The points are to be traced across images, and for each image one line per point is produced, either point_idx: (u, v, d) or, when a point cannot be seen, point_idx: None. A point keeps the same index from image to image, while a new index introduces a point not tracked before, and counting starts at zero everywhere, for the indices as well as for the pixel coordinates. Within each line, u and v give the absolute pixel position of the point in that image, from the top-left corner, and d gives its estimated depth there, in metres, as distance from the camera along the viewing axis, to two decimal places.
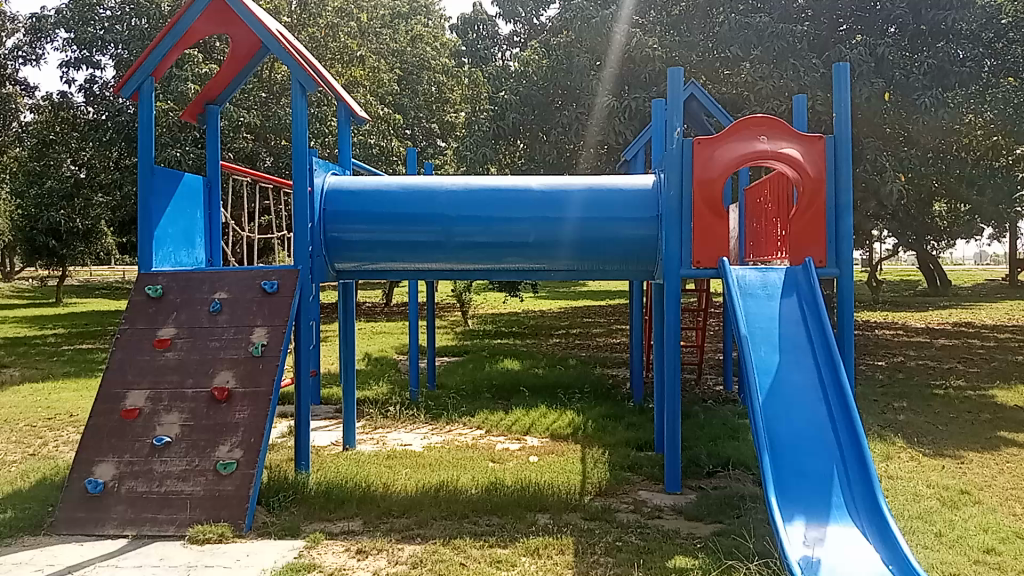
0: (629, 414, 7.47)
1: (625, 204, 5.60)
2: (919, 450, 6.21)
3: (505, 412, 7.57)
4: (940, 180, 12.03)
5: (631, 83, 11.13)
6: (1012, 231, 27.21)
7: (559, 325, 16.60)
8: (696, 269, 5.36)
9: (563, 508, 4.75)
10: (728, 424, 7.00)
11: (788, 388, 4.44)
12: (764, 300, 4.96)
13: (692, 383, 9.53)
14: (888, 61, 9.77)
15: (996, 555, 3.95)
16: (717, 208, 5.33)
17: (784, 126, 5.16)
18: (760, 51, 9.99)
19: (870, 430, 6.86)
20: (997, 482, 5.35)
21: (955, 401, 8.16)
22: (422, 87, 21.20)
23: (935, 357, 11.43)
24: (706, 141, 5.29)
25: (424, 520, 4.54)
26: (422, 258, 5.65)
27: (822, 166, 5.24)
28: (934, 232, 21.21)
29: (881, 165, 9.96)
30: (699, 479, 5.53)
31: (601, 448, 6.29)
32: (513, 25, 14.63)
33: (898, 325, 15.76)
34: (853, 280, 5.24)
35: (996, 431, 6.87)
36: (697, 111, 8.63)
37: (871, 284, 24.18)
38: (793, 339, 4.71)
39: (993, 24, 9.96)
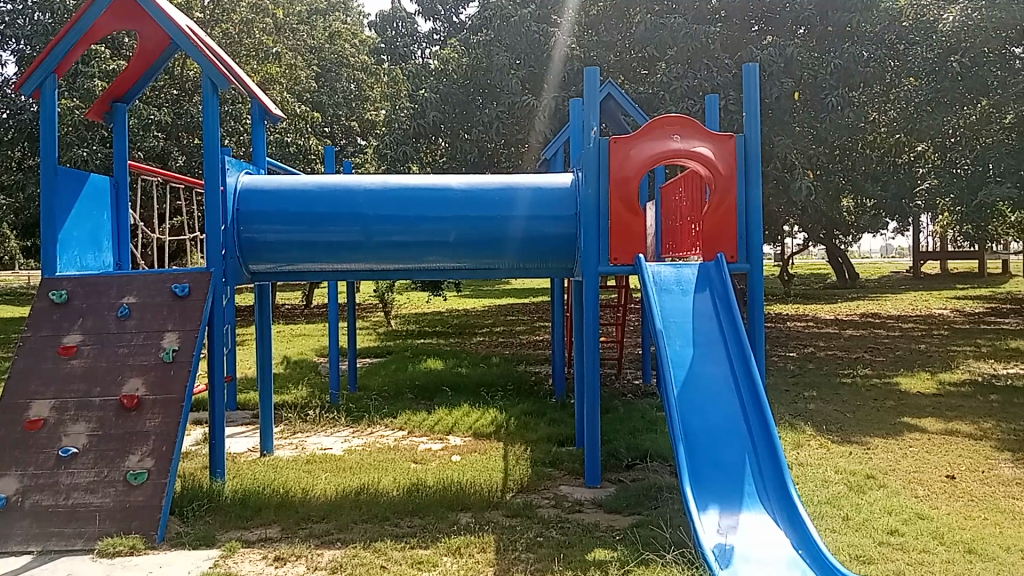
0: (551, 410, 7.54)
1: (548, 203, 5.64)
2: (827, 438, 6.44)
3: (427, 412, 7.54)
4: (848, 177, 12.55)
5: (550, 82, 11.32)
6: (914, 226, 28.43)
7: (482, 324, 16.72)
8: (614, 266, 5.46)
9: (486, 506, 4.77)
10: (647, 417, 7.13)
11: (702, 380, 4.56)
12: (679, 295, 5.09)
13: (613, 378, 9.65)
14: (798, 62, 10.00)
15: (899, 536, 4.13)
16: (633, 205, 5.44)
17: (696, 126, 5.31)
18: (674, 51, 10.27)
19: (782, 419, 7.07)
20: (901, 466, 5.59)
21: (862, 389, 8.49)
22: (340, 84, 21.05)
23: (844, 348, 11.87)
24: (621, 141, 5.40)
25: (345, 524, 4.49)
26: (339, 258, 5.59)
27: (733, 165, 5.39)
28: (842, 228, 22.06)
29: (790, 162, 10.24)
30: (619, 473, 5.63)
31: (523, 444, 6.33)
32: (432, 23, 14.64)
33: (809, 318, 16.32)
34: (763, 274, 5.40)
35: (900, 417, 7.19)
36: (614, 110, 8.69)
37: (782, 279, 24.98)
38: (706, 333, 4.83)
39: (894, 27, 10.33)
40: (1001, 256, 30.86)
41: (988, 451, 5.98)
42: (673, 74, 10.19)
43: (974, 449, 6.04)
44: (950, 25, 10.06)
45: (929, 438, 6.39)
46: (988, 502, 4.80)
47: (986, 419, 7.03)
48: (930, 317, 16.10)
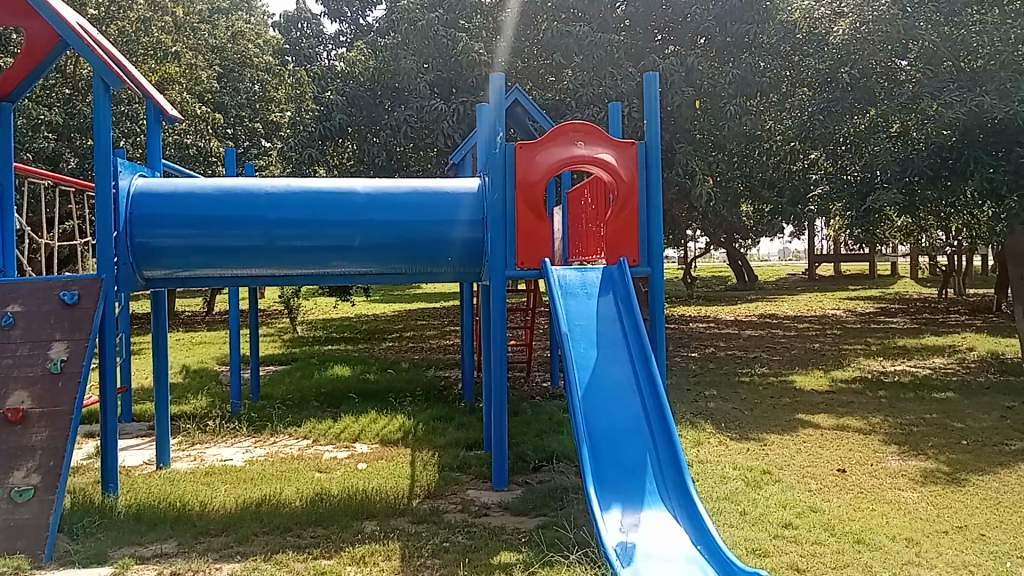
0: (459, 415, 7.54)
1: (452, 208, 5.65)
2: (726, 435, 6.64)
3: (333, 420, 7.43)
4: (746, 182, 12.98)
5: (458, 86, 11.36)
6: (809, 230, 29.62)
7: (392, 329, 16.60)
8: (520, 270, 5.51)
9: (391, 513, 4.73)
10: (554, 419, 7.21)
11: (605, 382, 4.64)
12: (583, 299, 5.18)
13: (522, 381, 9.72)
14: (698, 71, 10.32)
15: (793, 529, 4.30)
16: (538, 210, 5.51)
17: (598, 132, 5.41)
18: (580, 58, 10.43)
19: (684, 418, 7.26)
20: (795, 461, 5.81)
21: (759, 388, 8.79)
22: (243, 85, 20.52)
23: (743, 348, 12.28)
24: (526, 146, 5.46)
25: (245, 536, 4.38)
26: (239, 263, 5.46)
27: (634, 171, 5.52)
28: (742, 231, 22.81)
29: (691, 168, 10.46)
30: (526, 475, 5.67)
31: (430, 450, 6.31)
32: (338, 24, 14.43)
33: (711, 319, 16.79)
34: (664, 278, 5.54)
35: (795, 414, 7.48)
36: (521, 116, 8.65)
37: (685, 281, 25.66)
38: (609, 336, 4.92)
39: (789, 39, 10.85)
40: (889, 259, 32.42)
41: (875, 444, 6.28)
42: (579, 81, 10.35)
43: (863, 443, 6.34)
44: (841, 38, 10.09)
45: (822, 433, 6.67)
46: (875, 493, 5.04)
47: (875, 414, 7.38)
48: (824, 317, 16.79)
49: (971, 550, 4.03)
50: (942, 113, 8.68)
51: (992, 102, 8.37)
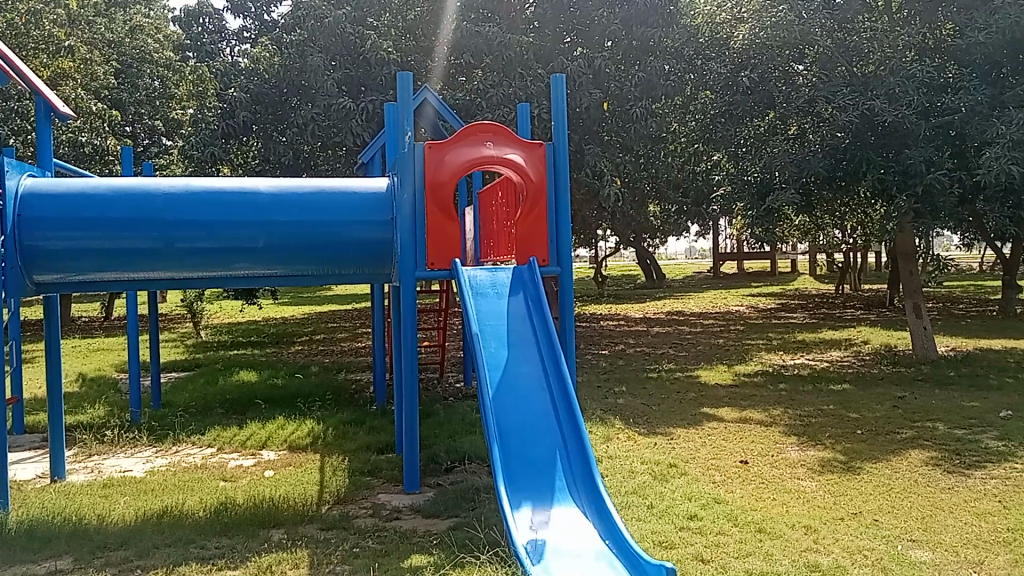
0: (370, 418, 7.47)
1: (359, 208, 5.58)
2: (635, 430, 6.77)
3: (239, 427, 7.25)
4: (653, 183, 13.26)
5: (366, 84, 11.17)
6: (714, 230, 30.46)
7: (301, 332, 16.32)
8: (430, 271, 5.49)
9: (299, 521, 4.65)
10: (466, 420, 7.22)
11: (515, 381, 4.67)
12: (493, 298, 5.20)
13: (434, 382, 9.70)
14: (604, 73, 10.56)
15: (698, 521, 4.42)
16: (448, 210, 5.50)
17: (507, 133, 5.45)
18: (490, 59, 10.52)
19: (594, 415, 7.38)
20: (700, 454, 5.98)
21: (667, 383, 9.00)
22: (143, 81, 19.80)
23: (651, 344, 12.55)
24: (435, 146, 5.45)
25: (145, 549, 4.23)
26: (138, 266, 5.28)
27: (543, 171, 5.58)
28: (650, 230, 23.30)
29: (600, 170, 10.52)
30: (437, 476, 5.65)
31: (340, 455, 6.23)
32: (241, 20, 14.03)
33: (619, 317, 17.08)
34: (573, 277, 5.61)
35: (700, 407, 7.70)
36: (431, 115, 8.35)
37: (595, 281, 26.04)
38: (520, 335, 4.96)
39: (692, 43, 11.07)
40: (789, 257, 33.64)
41: (775, 436, 6.51)
42: (489, 82, 10.34)
43: (764, 434, 6.56)
44: (741, 43, 10.35)
45: (726, 426, 6.88)
46: (776, 483, 5.24)
47: (775, 406, 7.66)
48: (728, 313, 17.32)
49: (864, 534, 4.22)
50: (837, 116, 9.06)
51: (882, 106, 8.80)
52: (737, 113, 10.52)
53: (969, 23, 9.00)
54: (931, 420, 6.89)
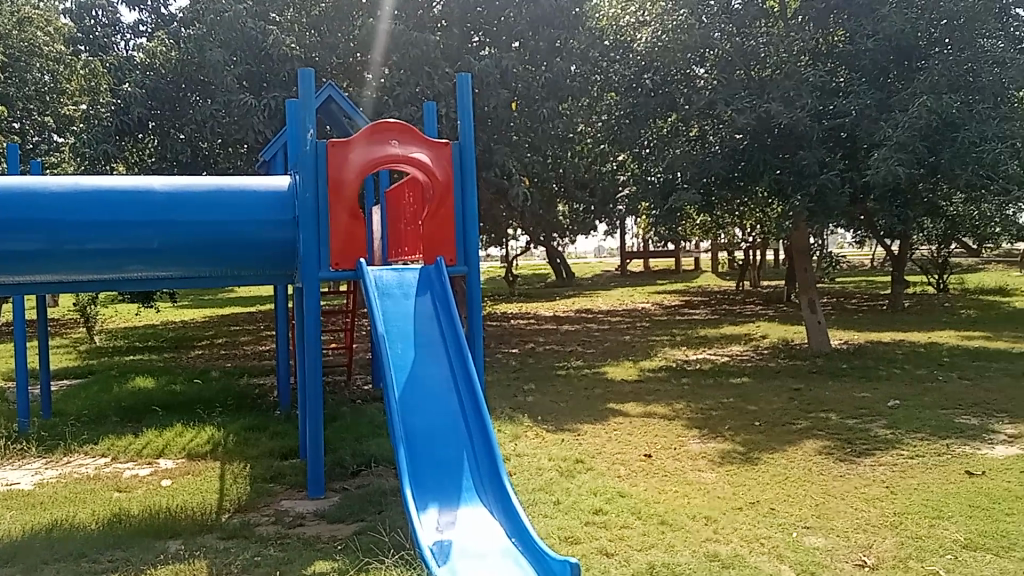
0: (273, 423, 7.29)
1: (259, 207, 5.44)
2: (543, 428, 6.82)
3: (135, 435, 6.97)
4: (560, 183, 13.39)
5: (270, 80, 10.94)
6: (621, 229, 30.98)
7: (203, 336, 15.83)
8: (335, 272, 5.38)
9: (198, 531, 4.50)
10: (373, 422, 7.13)
11: (423, 383, 4.63)
12: (399, 298, 5.14)
13: (341, 384, 9.54)
14: (513, 73, 10.49)
15: (603, 515, 4.47)
16: (353, 209, 5.41)
17: (412, 132, 5.38)
18: (397, 57, 10.36)
19: (503, 413, 7.39)
20: (607, 449, 6.06)
21: (574, 380, 9.10)
22: (30, 75, 18.80)
23: (560, 342, 12.68)
24: (339, 144, 5.34)
25: (31, 567, 4.01)
26: (25, 269, 5.01)
27: (449, 170, 5.55)
28: (560, 229, 23.54)
29: (508, 169, 10.66)
30: (343, 480, 5.56)
31: (242, 461, 6.06)
32: (137, 13, 13.51)
33: (530, 316, 17.19)
34: (480, 277, 5.60)
35: (607, 403, 7.81)
36: (335, 111, 8.00)
37: (506, 281, 26.13)
38: (427, 335, 4.92)
39: (597, 46, 11.09)
40: (693, 255, 34.50)
41: (679, 429, 6.66)
42: (396, 79, 10.21)
43: (668, 428, 6.71)
44: (644, 46, 10.49)
45: (631, 421, 7.00)
46: (679, 475, 5.35)
47: (679, 400, 7.83)
48: (635, 311, 17.64)
49: (762, 523, 4.36)
50: (735, 118, 9.33)
51: (778, 109, 9.08)
52: (640, 115, 10.70)
53: (858, 30, 9.28)
54: (824, 410, 7.17)
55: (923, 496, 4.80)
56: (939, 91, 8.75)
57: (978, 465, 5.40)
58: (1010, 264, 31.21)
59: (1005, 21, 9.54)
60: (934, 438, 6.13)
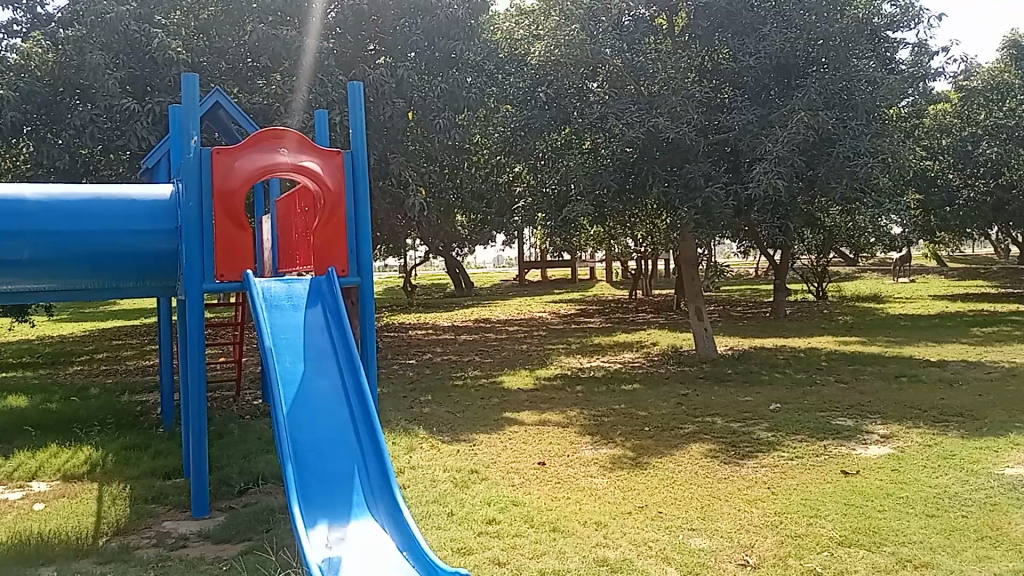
0: (157, 441, 7.00)
1: (140, 216, 5.23)
2: (438, 439, 6.79)
3: (4, 458, 6.57)
4: (457, 194, 13.40)
5: (154, 85, 10.55)
6: (519, 239, 31.27)
7: (84, 351, 15.10)
8: (220, 283, 5.23)
9: (73, 556, 4.28)
10: (263, 438, 6.94)
11: (313, 396, 4.54)
12: (289, 311, 5.04)
13: (231, 400, 9.26)
14: (408, 83, 10.49)
15: (495, 525, 4.49)
16: (239, 219, 5.27)
17: (301, 140, 5.28)
18: (289, 63, 10.14)
19: (398, 425, 7.33)
20: (501, 458, 6.09)
21: (471, 390, 9.11)
22: None
23: (458, 352, 12.68)
24: (225, 152, 5.20)
25: None
26: None
27: (341, 180, 5.48)
28: (458, 239, 23.55)
29: (405, 179, 10.64)
30: (230, 499, 5.39)
31: (122, 482, 5.80)
32: (10, 11, 12.81)
33: (428, 326, 17.12)
34: (373, 288, 5.54)
35: (503, 413, 7.85)
36: (225, 119, 7.72)
37: (404, 291, 25.96)
38: (317, 348, 4.84)
39: (493, 57, 11.48)
40: (589, 265, 35.07)
41: (573, 436, 6.76)
42: (287, 87, 10.04)
43: (562, 436, 6.80)
44: (537, 59, 10.60)
45: (526, 430, 7.05)
46: (571, 482, 5.43)
47: (573, 408, 7.95)
48: (532, 320, 17.81)
49: (650, 527, 4.46)
50: (625, 132, 9.56)
51: (665, 123, 9.33)
52: (535, 127, 10.64)
53: (741, 49, 9.64)
54: (711, 415, 7.42)
55: (801, 496, 5.01)
56: (816, 109, 9.17)
57: (852, 464, 5.68)
58: (884, 273, 33.06)
59: (877, 43, 10.08)
60: (812, 439, 6.41)
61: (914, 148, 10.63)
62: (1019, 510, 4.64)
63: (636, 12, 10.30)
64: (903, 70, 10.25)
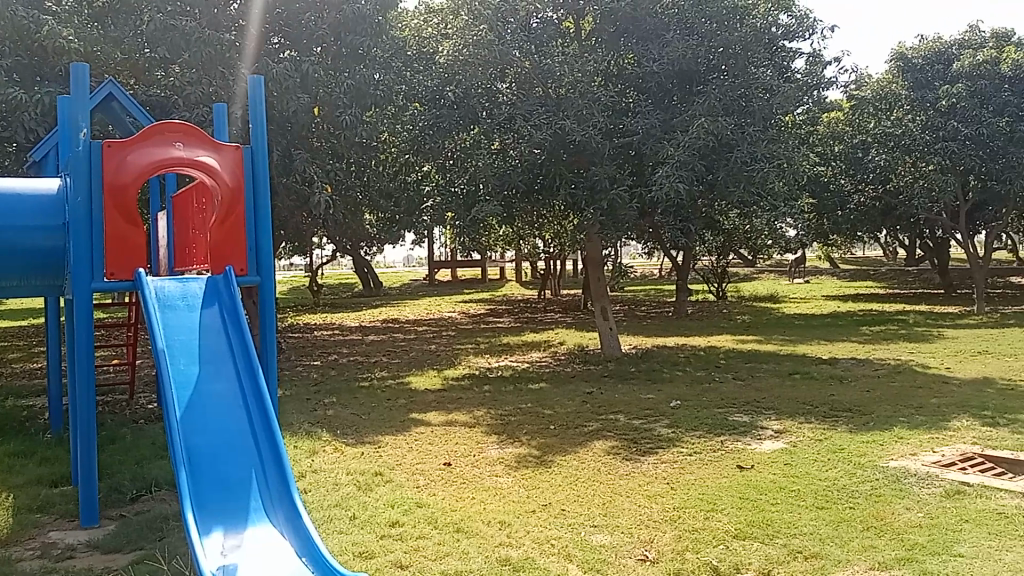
0: (43, 448, 6.67)
1: (24, 212, 4.98)
2: (342, 441, 6.69)
3: None
4: (364, 192, 13.23)
5: (43, 74, 10.04)
6: (429, 239, 31.12)
7: None
8: (110, 282, 5.02)
9: None
10: (158, 443, 6.70)
11: (208, 398, 4.41)
12: (184, 311, 4.89)
13: (125, 403, 8.90)
14: (313, 78, 10.28)
15: (398, 527, 4.45)
16: (131, 215, 5.07)
17: (198, 134, 5.11)
18: (187, 55, 9.76)
19: (301, 428, 7.19)
20: (406, 460, 6.05)
21: (377, 391, 9.02)
22: None
23: (364, 353, 12.52)
24: (116, 145, 4.98)
25: None
26: None
27: (240, 176, 5.34)
28: (366, 238, 23.26)
29: (309, 177, 10.43)
30: (121, 507, 5.18)
31: (3, 491, 5.50)
32: None
33: (334, 326, 16.86)
34: (273, 287, 5.42)
35: (409, 414, 7.80)
36: (116, 109, 7.24)
37: (310, 290, 25.49)
38: (213, 349, 4.70)
39: (401, 55, 11.42)
40: (499, 265, 35.17)
41: (478, 436, 6.77)
42: (185, 79, 9.69)
43: (468, 436, 6.80)
44: (445, 58, 10.65)
45: (432, 430, 7.03)
46: (476, 482, 5.44)
47: (480, 408, 7.95)
48: (441, 320, 17.75)
49: (553, 525, 4.51)
50: (533, 133, 9.64)
51: (572, 126, 9.46)
52: (443, 126, 10.65)
53: (645, 54, 9.87)
54: (615, 412, 7.55)
55: (699, 490, 5.15)
56: (716, 115, 9.45)
57: (748, 459, 5.88)
58: (780, 274, 34.31)
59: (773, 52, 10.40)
60: (710, 435, 6.61)
61: (808, 154, 11.06)
62: (901, 500, 4.89)
63: (543, 14, 10.47)
64: (798, 79, 10.65)
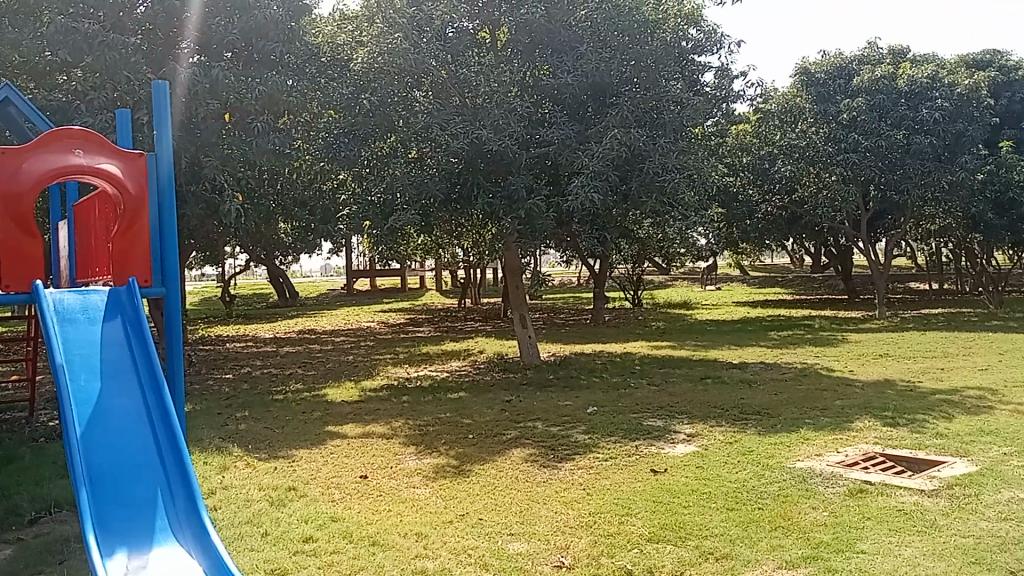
0: None
1: None
2: (254, 457, 6.54)
3: None
4: (277, 201, 12.97)
5: None
6: (346, 248, 30.71)
7: None
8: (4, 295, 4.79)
9: None
10: (58, 462, 6.42)
11: (110, 415, 4.26)
12: (84, 325, 4.72)
13: (23, 421, 8.49)
14: (223, 83, 9.98)
15: (312, 543, 4.38)
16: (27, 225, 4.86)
17: (100, 141, 4.94)
18: (90, 59, 9.45)
19: (211, 443, 6.99)
20: (321, 474, 5.96)
21: (292, 404, 8.85)
22: None
23: (279, 365, 12.27)
24: (11, 152, 4.76)
25: None
26: None
27: (143, 184, 5.19)
28: (280, 247, 22.79)
29: (220, 185, 10.16)
30: (19, 530, 4.95)
31: None
32: None
33: (247, 338, 16.46)
34: (179, 298, 5.28)
35: (324, 426, 7.68)
36: (13, 115, 7.04)
37: (222, 301, 24.82)
38: (115, 363, 4.55)
39: (314, 62, 11.18)
40: (417, 274, 34.94)
41: (395, 448, 6.71)
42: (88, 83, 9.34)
43: (385, 448, 6.73)
44: (360, 66, 10.60)
45: (348, 443, 6.93)
46: (393, 494, 5.39)
47: (397, 419, 7.88)
48: (358, 330, 17.54)
49: (470, 534, 4.51)
50: (450, 142, 9.64)
51: (488, 135, 9.51)
52: (359, 134, 10.55)
53: (560, 66, 10.01)
54: (532, 420, 7.58)
55: (614, 495, 5.22)
56: (628, 126, 9.65)
57: (661, 463, 5.99)
58: (694, 281, 35.06)
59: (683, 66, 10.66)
60: (625, 441, 6.71)
61: (717, 165, 11.38)
62: (806, 499, 5.07)
63: (459, 24, 10.40)
64: (708, 92, 10.92)
